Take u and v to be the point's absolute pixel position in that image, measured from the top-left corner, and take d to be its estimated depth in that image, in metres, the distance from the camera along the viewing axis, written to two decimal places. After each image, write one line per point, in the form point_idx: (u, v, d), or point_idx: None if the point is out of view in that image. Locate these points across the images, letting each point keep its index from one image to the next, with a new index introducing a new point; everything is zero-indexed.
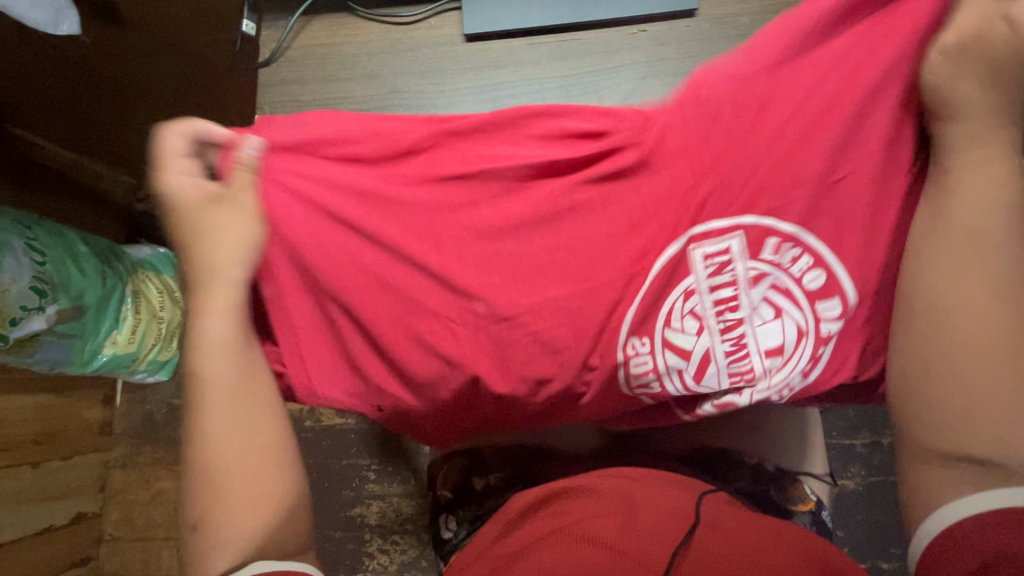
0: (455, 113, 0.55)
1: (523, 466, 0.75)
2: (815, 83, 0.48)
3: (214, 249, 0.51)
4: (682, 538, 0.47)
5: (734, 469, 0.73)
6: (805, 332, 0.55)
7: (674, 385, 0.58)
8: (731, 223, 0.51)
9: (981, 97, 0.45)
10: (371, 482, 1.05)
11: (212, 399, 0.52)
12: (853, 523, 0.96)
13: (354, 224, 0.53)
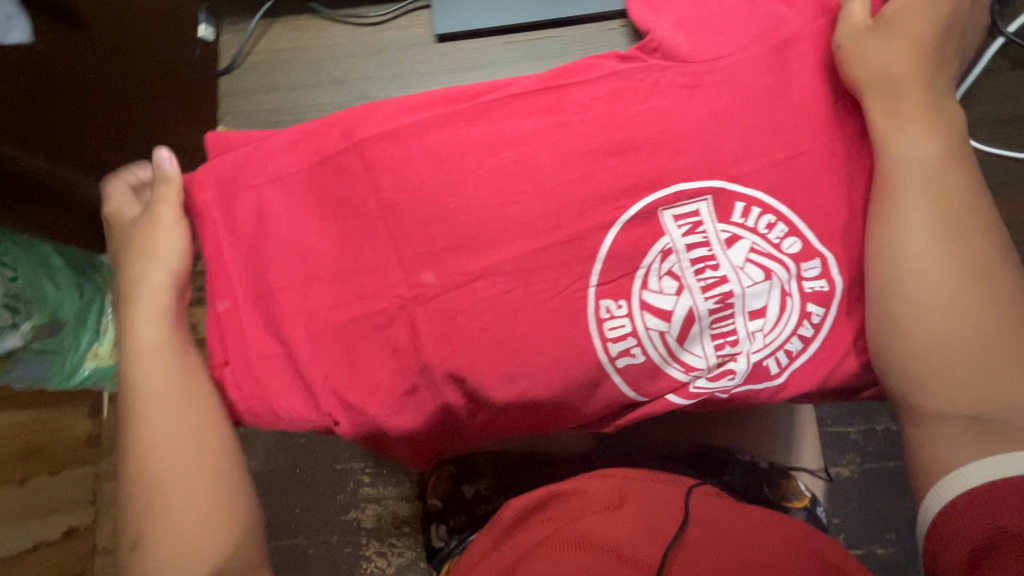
0: (437, 130, 0.56)
1: (514, 473, 0.74)
2: (761, 112, 0.54)
3: (140, 268, 0.54)
4: (674, 536, 0.45)
5: (728, 467, 0.72)
6: (788, 293, 0.54)
7: (656, 350, 0.55)
8: (699, 187, 0.53)
9: (892, 63, 0.49)
10: (366, 485, 0.91)
11: (153, 407, 0.51)
12: (847, 509, 0.93)
13: (337, 245, 0.56)
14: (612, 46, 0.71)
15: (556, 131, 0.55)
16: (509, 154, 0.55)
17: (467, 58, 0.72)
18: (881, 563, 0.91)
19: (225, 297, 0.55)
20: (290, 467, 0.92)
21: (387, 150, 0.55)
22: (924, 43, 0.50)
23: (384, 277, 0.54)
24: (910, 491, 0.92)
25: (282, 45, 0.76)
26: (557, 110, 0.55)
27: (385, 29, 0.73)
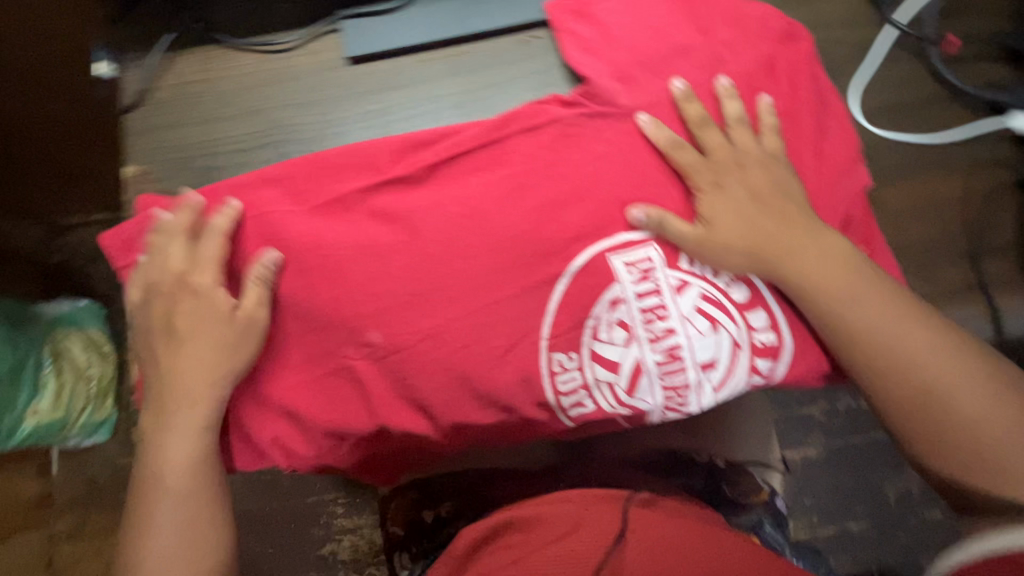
0: (380, 188, 0.49)
1: (476, 496, 0.68)
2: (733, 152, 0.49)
3: (208, 311, 0.47)
4: (614, 539, 0.45)
5: (689, 472, 0.70)
6: (738, 345, 0.49)
7: (606, 400, 0.50)
8: (643, 233, 0.49)
9: (748, 195, 0.48)
10: (340, 516, 0.86)
11: (158, 511, 0.46)
12: (817, 488, 0.91)
13: (262, 326, 0.48)
14: (529, 59, 0.59)
15: (504, 176, 0.49)
16: (457, 208, 0.49)
17: (382, 82, 0.58)
18: (855, 540, 0.89)
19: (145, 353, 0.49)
20: (256, 508, 0.85)
21: (306, 228, 0.48)
22: (773, 162, 0.50)
23: (335, 340, 0.48)
24: (883, 462, 0.90)
25: (190, 79, 0.58)
26: (507, 159, 0.50)
27: (294, 57, 0.58)
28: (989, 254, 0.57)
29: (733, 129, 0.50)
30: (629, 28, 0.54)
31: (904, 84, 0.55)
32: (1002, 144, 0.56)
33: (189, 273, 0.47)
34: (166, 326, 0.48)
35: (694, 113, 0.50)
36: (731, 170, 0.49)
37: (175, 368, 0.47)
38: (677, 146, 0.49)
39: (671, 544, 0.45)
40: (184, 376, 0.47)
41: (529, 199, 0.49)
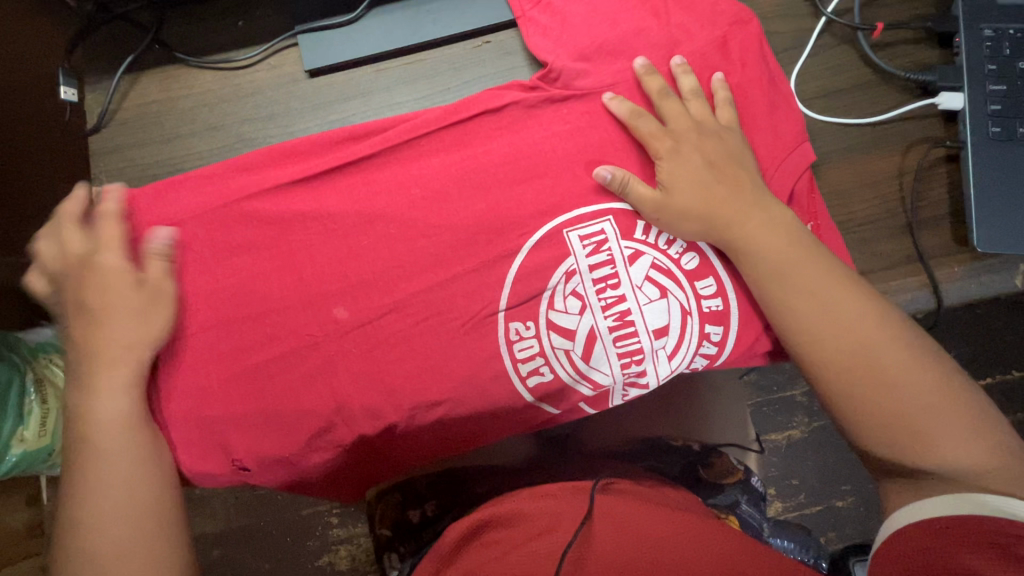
0: (341, 183, 0.53)
1: (459, 491, 0.68)
2: None
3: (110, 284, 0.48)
4: (577, 528, 0.47)
5: (667, 457, 0.71)
6: (687, 312, 0.52)
7: (564, 369, 0.53)
8: (597, 209, 0.52)
9: (702, 161, 0.49)
10: (335, 526, 0.80)
11: (101, 475, 0.45)
12: (805, 469, 0.88)
13: (244, 324, 0.53)
14: (482, 63, 0.61)
15: (460, 173, 0.53)
16: (418, 189, 0.53)
17: (342, 91, 0.60)
18: (843, 516, 0.87)
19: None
20: (250, 522, 0.79)
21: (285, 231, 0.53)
22: (730, 130, 0.50)
23: (297, 320, 0.53)
24: None
25: (152, 98, 0.60)
26: (463, 145, 0.54)
27: (255, 71, 0.60)
28: (922, 227, 0.55)
29: (691, 100, 0.51)
30: (586, 15, 0.54)
31: (834, 71, 0.56)
32: (933, 125, 0.56)
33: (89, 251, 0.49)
34: (77, 309, 0.48)
35: (656, 86, 0.51)
36: (689, 138, 0.50)
37: (103, 348, 0.47)
38: (635, 116, 0.51)
39: (634, 537, 0.46)
40: (115, 347, 0.47)
41: (484, 195, 0.53)
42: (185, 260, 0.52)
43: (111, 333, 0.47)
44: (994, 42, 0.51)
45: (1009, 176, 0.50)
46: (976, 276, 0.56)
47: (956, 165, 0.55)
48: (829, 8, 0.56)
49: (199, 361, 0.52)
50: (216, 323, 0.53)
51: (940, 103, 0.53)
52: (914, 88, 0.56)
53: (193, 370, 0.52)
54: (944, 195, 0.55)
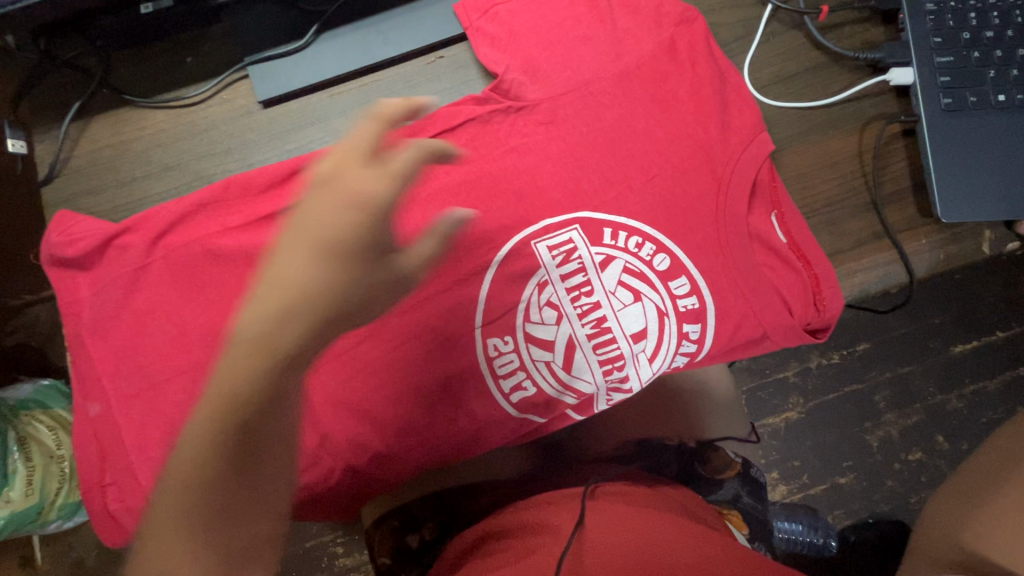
0: (304, 216, 0.53)
1: (455, 509, 0.67)
2: (636, 140, 0.52)
3: (349, 207, 0.42)
4: (569, 534, 0.50)
5: (661, 455, 0.69)
6: (664, 313, 0.52)
7: (547, 382, 0.52)
8: (565, 218, 0.51)
9: None
10: (341, 556, 0.78)
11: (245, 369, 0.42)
12: (805, 449, 0.88)
13: (215, 366, 0.51)
14: (436, 78, 0.60)
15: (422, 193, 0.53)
16: None
17: (298, 119, 0.59)
18: (845, 492, 0.88)
19: (98, 401, 0.52)
20: None
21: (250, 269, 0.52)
22: None
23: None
24: (865, 411, 0.89)
25: (103, 143, 0.58)
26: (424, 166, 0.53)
27: (208, 107, 0.59)
28: (886, 204, 0.55)
29: None
30: (532, 28, 0.55)
31: (786, 57, 0.57)
32: (887, 101, 0.56)
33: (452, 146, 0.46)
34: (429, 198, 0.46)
35: None
36: None
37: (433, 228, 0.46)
38: None
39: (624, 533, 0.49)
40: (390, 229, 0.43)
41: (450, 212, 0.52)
42: (151, 304, 0.52)
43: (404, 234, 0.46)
44: (937, 15, 0.52)
45: (963, 147, 0.51)
46: (944, 247, 0.55)
47: (913, 139, 0.55)
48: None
49: (173, 406, 0.51)
50: (187, 369, 0.51)
51: (891, 79, 0.53)
52: (865, 66, 0.57)
53: (167, 416, 0.51)
54: (904, 170, 0.55)
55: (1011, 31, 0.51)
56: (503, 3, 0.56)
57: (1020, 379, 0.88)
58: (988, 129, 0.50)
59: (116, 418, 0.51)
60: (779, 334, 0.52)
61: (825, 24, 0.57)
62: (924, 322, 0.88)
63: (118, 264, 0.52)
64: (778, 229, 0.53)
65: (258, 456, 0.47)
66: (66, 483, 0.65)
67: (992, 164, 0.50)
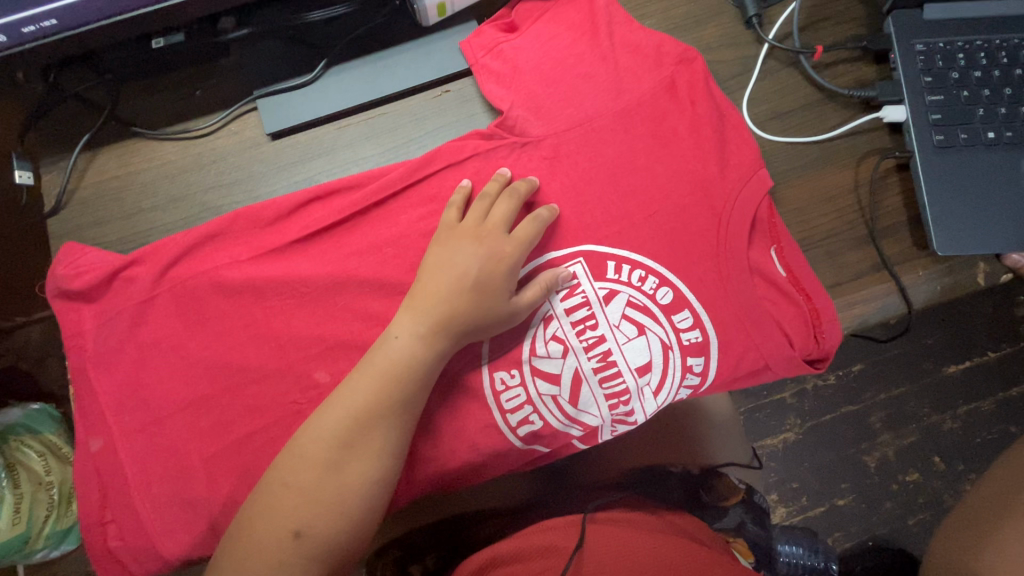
0: (311, 248, 0.54)
1: (460, 540, 0.65)
2: (638, 174, 0.53)
3: (498, 246, 0.49)
4: (571, 553, 0.51)
5: (666, 482, 0.69)
6: (668, 347, 0.52)
7: (554, 416, 0.53)
8: (569, 252, 0.52)
9: None
10: None
11: (358, 382, 0.46)
12: (803, 472, 0.88)
13: (220, 397, 0.51)
14: (442, 111, 0.61)
15: (429, 226, 0.54)
16: (391, 247, 0.53)
17: (305, 151, 0.60)
18: (844, 515, 0.87)
19: (100, 435, 0.52)
20: None
21: (256, 300, 0.52)
22: None
23: (279, 389, 0.52)
24: (863, 433, 0.89)
25: (110, 174, 0.59)
26: (431, 200, 0.54)
27: (215, 139, 0.60)
28: (882, 235, 0.57)
29: None
30: (536, 65, 0.57)
31: (782, 93, 0.59)
32: (880, 137, 0.58)
33: (511, 199, 0.51)
34: (501, 241, 0.50)
35: None
36: None
37: (502, 266, 0.49)
38: None
39: (625, 555, 0.51)
40: (482, 269, 0.48)
41: None
42: (158, 337, 0.52)
43: (483, 270, 0.49)
44: (926, 56, 0.54)
45: (954, 182, 0.52)
46: (939, 277, 0.57)
47: (907, 173, 0.57)
48: (770, 36, 0.58)
49: (177, 440, 0.51)
50: (193, 402, 0.51)
51: (884, 116, 0.55)
52: (858, 103, 0.58)
53: (171, 450, 0.51)
54: (898, 204, 0.57)
55: (997, 71, 0.53)
56: (508, 40, 0.58)
57: (1012, 400, 0.89)
58: (978, 165, 0.52)
59: (119, 451, 0.51)
60: (780, 365, 0.53)
61: (818, 62, 0.59)
62: (916, 343, 0.90)
63: (124, 296, 0.52)
64: (778, 264, 0.54)
65: (354, 465, 0.44)
66: (54, 511, 0.64)
67: (983, 199, 0.52)
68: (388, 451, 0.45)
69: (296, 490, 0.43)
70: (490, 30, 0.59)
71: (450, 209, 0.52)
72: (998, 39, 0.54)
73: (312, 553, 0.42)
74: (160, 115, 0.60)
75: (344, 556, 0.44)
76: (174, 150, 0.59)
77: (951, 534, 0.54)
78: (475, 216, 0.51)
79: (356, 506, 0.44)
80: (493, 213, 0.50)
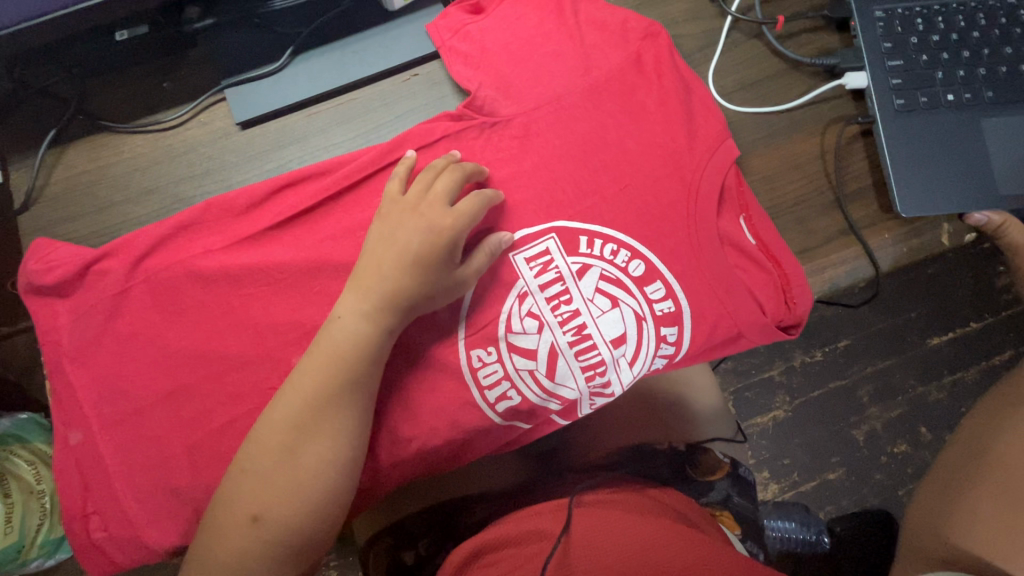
0: (286, 235, 0.54)
1: (453, 525, 0.64)
2: (606, 148, 0.54)
3: (437, 219, 0.48)
4: (558, 537, 0.52)
5: (652, 460, 0.69)
6: (641, 318, 0.53)
7: (531, 391, 0.53)
8: (541, 229, 0.53)
9: None
10: None
11: (307, 363, 0.46)
12: (794, 447, 0.89)
13: (197, 385, 0.52)
14: (411, 95, 0.62)
15: None
16: (364, 232, 0.53)
17: (275, 139, 0.60)
18: (835, 488, 0.89)
19: (79, 429, 0.52)
20: None
21: (232, 288, 0.52)
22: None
23: (258, 376, 0.52)
24: (851, 406, 0.90)
25: (81, 168, 0.59)
26: None
27: (185, 130, 0.60)
28: (850, 201, 0.57)
29: None
30: (503, 45, 0.57)
31: (748, 65, 0.59)
32: (845, 104, 0.59)
33: (454, 174, 0.50)
34: (445, 214, 0.49)
35: None
36: None
37: (444, 241, 0.48)
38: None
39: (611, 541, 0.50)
40: (423, 242, 0.48)
41: None
42: (133, 329, 0.52)
43: (424, 244, 0.48)
44: (886, 21, 0.55)
45: (918, 145, 0.53)
46: (910, 242, 0.58)
47: (872, 139, 0.58)
48: (733, 8, 0.59)
49: (157, 431, 0.51)
50: (171, 392, 0.52)
51: (846, 83, 0.57)
52: (822, 71, 0.59)
53: (151, 441, 0.51)
54: (864, 170, 0.58)
55: (955, 34, 0.54)
56: (474, 22, 0.58)
57: (996, 368, 0.91)
58: (940, 126, 0.53)
59: (99, 444, 0.51)
60: (754, 333, 0.54)
61: (781, 33, 0.60)
62: (901, 316, 0.91)
63: (97, 289, 0.52)
64: (747, 232, 0.54)
65: (306, 446, 0.44)
66: (46, 520, 0.63)
67: (946, 162, 0.53)
68: (343, 433, 0.45)
69: (252, 475, 0.44)
70: (456, 12, 0.59)
71: (395, 181, 0.51)
72: (955, 3, 0.55)
73: (270, 538, 0.43)
74: (130, 107, 0.60)
75: (306, 539, 0.44)
76: (145, 143, 0.59)
77: (922, 514, 0.54)
78: (416, 190, 0.50)
79: (317, 489, 0.44)
80: (436, 186, 0.50)
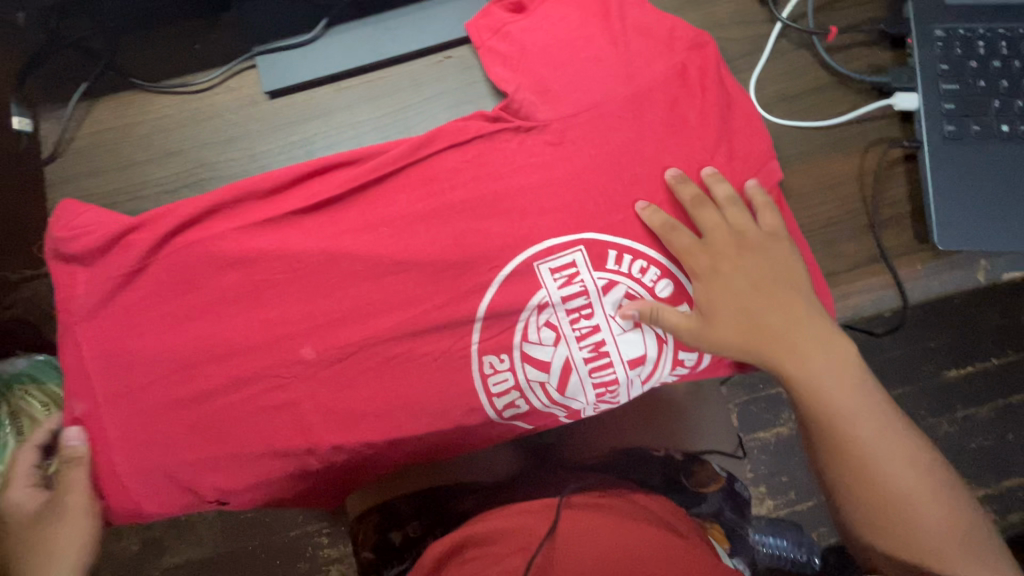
0: (301, 210, 0.53)
1: (443, 512, 0.65)
2: (636, 149, 0.52)
3: None
4: (541, 539, 0.51)
5: (644, 466, 0.69)
6: (663, 340, 0.52)
7: (539, 400, 0.53)
8: (569, 239, 0.51)
9: None
10: (325, 546, 0.78)
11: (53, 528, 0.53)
12: (795, 467, 0.88)
13: (203, 352, 0.52)
14: (441, 78, 0.61)
15: (420, 190, 0.53)
16: (386, 229, 0.52)
17: (302, 111, 0.60)
18: None
19: (84, 400, 0.52)
20: (239, 547, 0.77)
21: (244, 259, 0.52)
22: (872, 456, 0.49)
23: (263, 350, 0.52)
24: None
25: (108, 124, 0.59)
26: (430, 182, 0.53)
27: (213, 94, 0.59)
28: (883, 227, 0.55)
29: None
30: (540, 34, 0.55)
31: (792, 76, 0.57)
32: (891, 126, 0.57)
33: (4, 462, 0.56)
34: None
35: None
36: None
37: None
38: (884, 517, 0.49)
39: (592, 542, 0.49)
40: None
41: (447, 212, 0.52)
42: (147, 290, 0.52)
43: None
44: (945, 42, 0.52)
45: (964, 177, 0.51)
46: (941, 274, 0.56)
47: (914, 165, 0.56)
48: (784, 14, 0.56)
49: (162, 392, 0.52)
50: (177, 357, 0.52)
51: (896, 103, 0.54)
52: (869, 90, 0.57)
53: (156, 402, 0.52)
54: (902, 195, 0.56)
55: (1019, 61, 0.51)
56: (514, 23, 0.57)
57: (1012, 407, 0.88)
58: (989, 158, 0.51)
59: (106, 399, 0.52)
60: None
61: (830, 44, 0.57)
62: (920, 345, 0.88)
63: (114, 248, 0.52)
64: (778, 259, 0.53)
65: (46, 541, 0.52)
66: None
67: (989, 195, 0.50)
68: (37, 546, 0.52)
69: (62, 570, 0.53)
70: (497, 11, 0.58)
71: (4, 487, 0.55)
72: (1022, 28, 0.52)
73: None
74: (160, 66, 0.59)
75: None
76: (173, 103, 0.59)
77: None
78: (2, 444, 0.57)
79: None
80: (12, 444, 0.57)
